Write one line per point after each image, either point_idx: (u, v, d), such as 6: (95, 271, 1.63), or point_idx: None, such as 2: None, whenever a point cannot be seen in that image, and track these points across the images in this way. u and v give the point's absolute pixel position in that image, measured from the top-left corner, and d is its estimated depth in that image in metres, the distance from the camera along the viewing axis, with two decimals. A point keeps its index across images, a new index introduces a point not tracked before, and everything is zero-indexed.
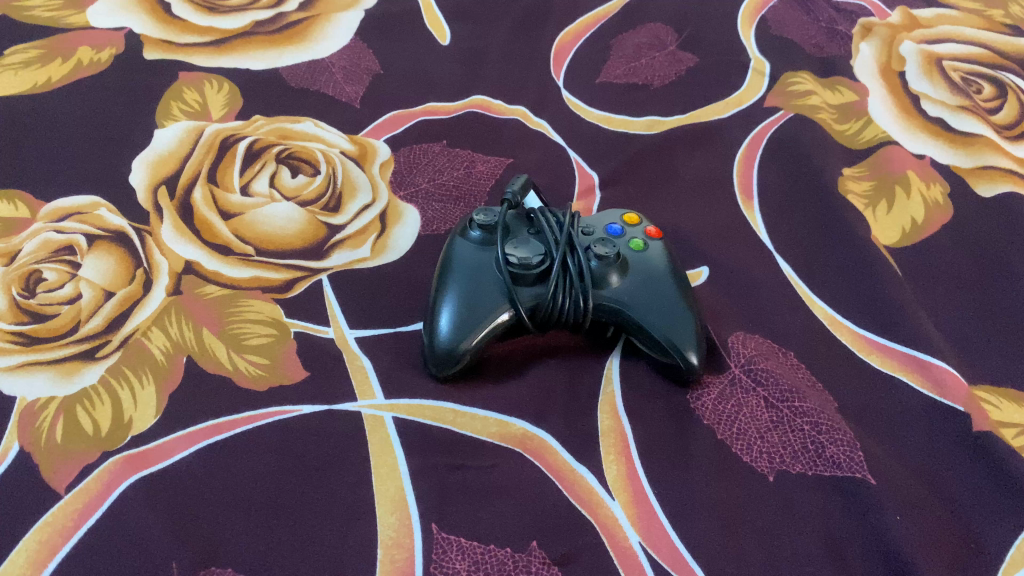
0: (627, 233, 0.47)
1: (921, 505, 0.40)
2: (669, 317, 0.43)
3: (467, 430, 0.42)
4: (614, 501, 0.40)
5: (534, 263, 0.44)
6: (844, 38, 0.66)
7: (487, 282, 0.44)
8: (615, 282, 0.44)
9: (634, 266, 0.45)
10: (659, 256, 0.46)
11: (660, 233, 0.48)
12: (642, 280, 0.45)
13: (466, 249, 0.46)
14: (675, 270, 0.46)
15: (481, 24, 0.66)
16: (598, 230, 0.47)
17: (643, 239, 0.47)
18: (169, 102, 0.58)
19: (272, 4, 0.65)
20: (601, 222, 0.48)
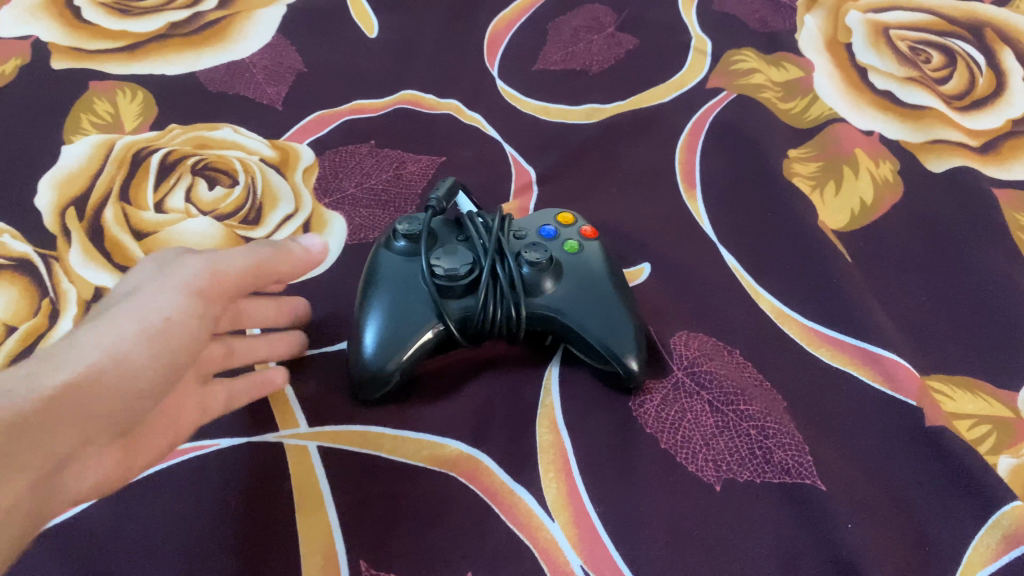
0: (561, 235, 0.45)
1: (874, 509, 0.38)
2: (608, 323, 0.41)
3: (397, 455, 0.40)
4: (554, 522, 0.38)
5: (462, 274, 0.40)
6: (788, 11, 0.63)
7: (414, 295, 0.41)
8: (550, 288, 0.42)
9: (569, 270, 0.43)
10: (595, 259, 0.44)
11: (595, 234, 0.45)
12: (579, 285, 0.42)
13: (390, 259, 0.42)
14: (613, 272, 0.44)
15: (412, 14, 0.63)
16: (530, 233, 0.44)
17: (578, 240, 0.44)
18: (78, 115, 0.55)
19: (189, 3, 0.62)
20: (533, 224, 0.45)
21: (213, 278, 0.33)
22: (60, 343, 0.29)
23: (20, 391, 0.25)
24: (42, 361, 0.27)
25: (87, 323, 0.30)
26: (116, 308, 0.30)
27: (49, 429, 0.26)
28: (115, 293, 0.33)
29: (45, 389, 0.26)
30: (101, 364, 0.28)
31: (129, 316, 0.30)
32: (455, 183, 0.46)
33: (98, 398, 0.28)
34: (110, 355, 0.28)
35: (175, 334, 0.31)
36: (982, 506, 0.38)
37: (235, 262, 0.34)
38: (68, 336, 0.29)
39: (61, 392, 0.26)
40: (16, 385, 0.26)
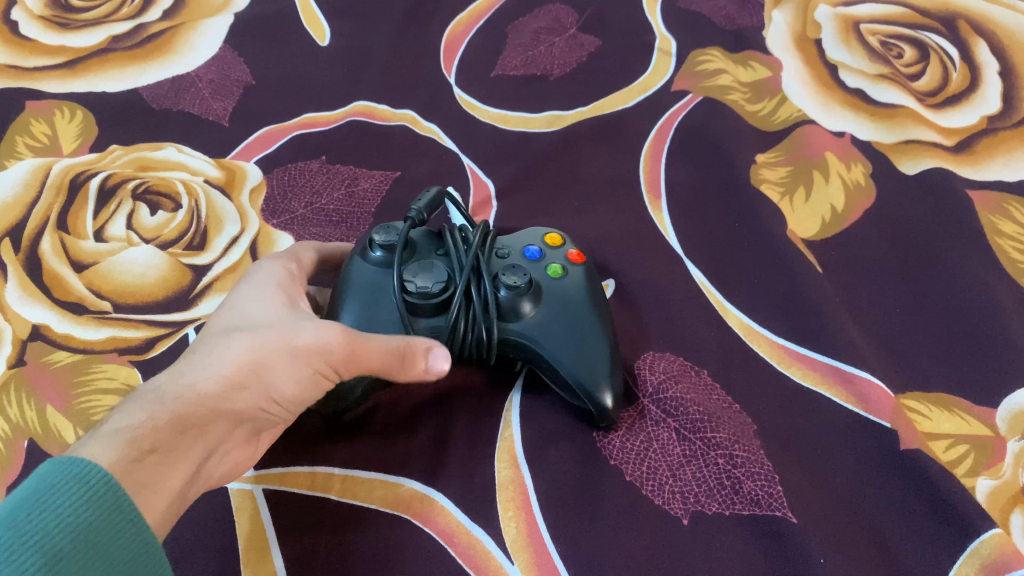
0: (547, 257, 0.41)
1: (847, 541, 0.36)
2: (585, 351, 0.38)
3: (349, 497, 0.38)
4: (513, 564, 0.36)
5: (437, 287, 0.37)
6: (755, 7, 0.61)
7: (380, 310, 0.38)
8: (529, 310, 0.39)
9: (548, 296, 0.40)
10: (579, 285, 0.41)
11: (584, 257, 0.42)
12: (559, 310, 0.39)
13: (362, 267, 0.39)
14: (598, 299, 0.41)
15: (365, 20, 0.61)
16: (513, 253, 0.41)
17: (564, 264, 0.41)
18: (15, 138, 0.52)
19: (132, 14, 0.59)
20: (517, 244, 0.42)
21: (353, 336, 0.33)
22: (217, 342, 0.32)
23: (178, 403, 0.29)
24: (190, 367, 0.31)
25: (235, 325, 0.33)
26: (268, 322, 0.33)
27: (194, 435, 0.30)
28: (280, 278, 0.37)
29: (194, 401, 0.30)
30: (244, 374, 0.31)
31: (279, 361, 0.32)
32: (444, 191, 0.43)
33: (230, 411, 0.31)
34: (255, 379, 0.32)
35: (283, 380, 0.33)
36: (959, 533, 0.36)
37: (376, 343, 0.33)
38: (222, 325, 0.34)
39: (205, 410, 0.30)
40: (182, 389, 0.30)
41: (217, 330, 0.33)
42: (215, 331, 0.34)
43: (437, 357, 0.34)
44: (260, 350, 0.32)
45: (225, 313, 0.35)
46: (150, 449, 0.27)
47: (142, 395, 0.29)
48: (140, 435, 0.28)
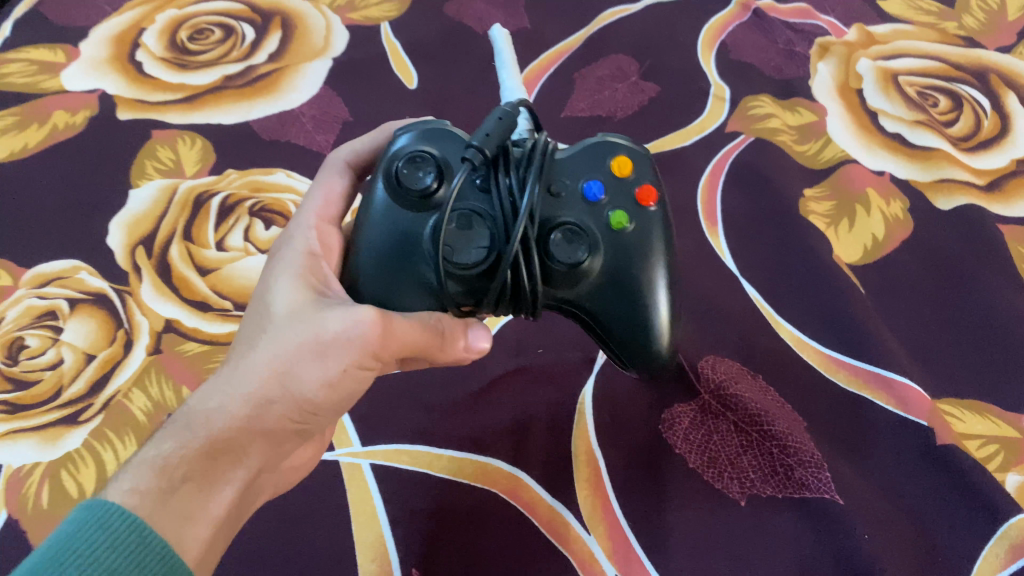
0: (610, 196, 0.34)
1: (889, 522, 0.41)
2: (639, 327, 0.34)
3: (444, 473, 0.43)
4: (590, 535, 0.42)
5: (477, 259, 0.31)
6: (801, 59, 0.66)
7: (407, 268, 0.32)
8: (587, 272, 0.33)
9: (608, 258, 0.33)
10: (643, 243, 0.34)
11: (656, 195, 0.34)
12: (620, 276, 0.34)
13: (389, 210, 0.33)
14: (663, 257, 0.34)
15: (447, 65, 0.67)
16: (570, 187, 0.33)
17: (629, 206, 0.34)
18: (143, 162, 0.59)
19: (242, 57, 0.66)
20: (579, 169, 0.34)
21: (389, 332, 0.31)
22: (241, 356, 0.32)
23: (206, 432, 0.29)
24: (216, 388, 0.31)
25: (257, 328, 0.33)
26: (290, 318, 0.33)
27: (233, 458, 0.30)
28: (298, 256, 0.36)
29: (221, 426, 0.30)
30: (272, 386, 0.31)
31: (308, 363, 0.32)
32: (512, 112, 0.32)
33: (266, 425, 0.31)
34: (283, 389, 0.31)
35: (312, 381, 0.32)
36: (989, 518, 0.41)
37: (409, 323, 0.32)
38: (244, 332, 0.33)
39: (234, 432, 0.30)
40: (209, 416, 0.30)
41: (242, 339, 0.33)
42: (239, 340, 0.33)
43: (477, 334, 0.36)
44: (286, 356, 0.31)
45: (247, 314, 0.34)
46: (181, 479, 0.28)
47: (168, 428, 0.30)
48: (171, 464, 0.28)
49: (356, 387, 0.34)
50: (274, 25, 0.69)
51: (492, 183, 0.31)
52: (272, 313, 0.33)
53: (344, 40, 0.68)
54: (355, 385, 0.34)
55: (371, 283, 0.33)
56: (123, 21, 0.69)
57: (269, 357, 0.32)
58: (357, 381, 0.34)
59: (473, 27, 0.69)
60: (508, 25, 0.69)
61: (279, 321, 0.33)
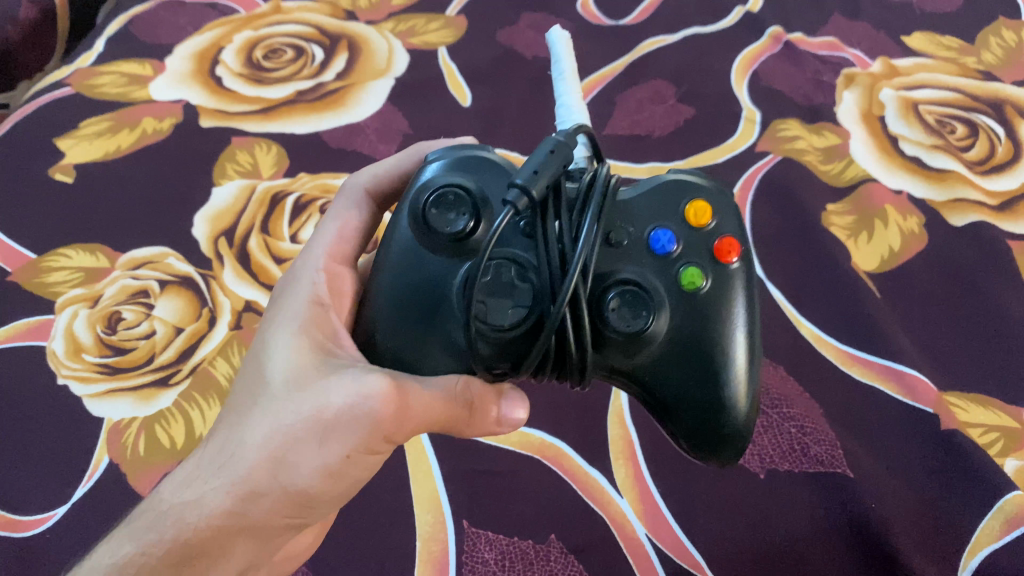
0: (681, 248, 0.31)
1: (894, 495, 0.46)
2: (698, 401, 0.32)
3: (492, 439, 0.48)
4: (623, 498, 0.47)
5: (515, 324, 0.28)
6: (828, 88, 0.71)
7: (435, 327, 0.31)
8: (648, 334, 0.30)
9: (669, 319, 0.31)
10: (709, 307, 0.31)
11: (738, 247, 0.31)
12: (682, 339, 0.31)
13: (420, 258, 0.31)
14: (737, 319, 0.31)
15: (499, 84, 0.72)
16: (637, 237, 0.31)
17: (704, 262, 0.31)
18: (224, 164, 0.65)
19: (313, 74, 0.71)
20: (646, 215, 0.31)
21: (391, 414, 0.32)
22: (236, 433, 0.34)
23: (180, 532, 0.32)
24: (216, 474, 0.33)
25: (256, 396, 0.35)
26: (289, 393, 0.34)
27: (220, 549, 0.32)
28: (307, 311, 0.37)
29: (198, 524, 0.32)
30: (267, 471, 0.33)
31: (301, 450, 0.33)
32: (567, 147, 0.28)
33: (263, 509, 0.33)
34: (274, 477, 0.33)
35: (306, 468, 0.33)
36: (986, 494, 0.46)
37: (429, 397, 0.32)
38: (244, 397, 0.35)
39: (216, 527, 0.32)
40: (185, 513, 0.32)
41: (241, 405, 0.35)
42: (239, 405, 0.35)
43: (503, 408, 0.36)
44: (280, 440, 0.33)
45: (248, 371, 0.36)
46: None
47: (146, 522, 0.33)
48: (148, 567, 0.31)
49: (360, 474, 0.35)
50: (341, 47, 0.73)
51: (538, 230, 0.28)
52: (271, 381, 0.35)
53: (405, 61, 0.73)
54: (360, 467, 0.35)
55: (396, 340, 0.32)
56: (203, 39, 0.74)
57: (267, 441, 0.33)
58: (362, 463, 0.34)
59: (523, 52, 0.74)
60: None
61: (278, 394, 0.34)
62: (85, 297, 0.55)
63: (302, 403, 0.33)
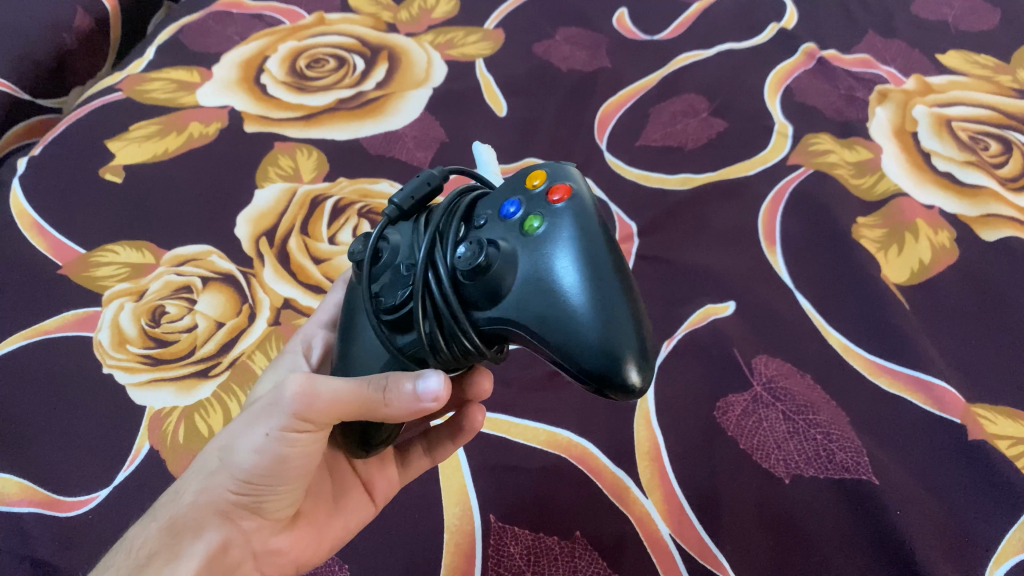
0: (526, 209, 0.33)
1: (920, 503, 0.47)
2: (572, 330, 0.30)
3: (521, 438, 0.51)
4: (647, 499, 0.48)
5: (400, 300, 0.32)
6: (861, 104, 0.71)
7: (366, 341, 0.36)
8: (510, 289, 0.31)
9: (524, 262, 0.31)
10: (555, 237, 0.31)
11: (567, 190, 0.33)
12: (537, 273, 0.31)
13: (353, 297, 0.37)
14: (592, 247, 0.31)
15: (534, 96, 0.73)
16: (489, 216, 0.33)
17: (542, 209, 0.32)
18: (266, 168, 0.66)
19: (353, 84, 0.72)
20: (501, 199, 0.34)
21: (300, 401, 0.33)
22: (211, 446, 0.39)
23: (165, 516, 0.37)
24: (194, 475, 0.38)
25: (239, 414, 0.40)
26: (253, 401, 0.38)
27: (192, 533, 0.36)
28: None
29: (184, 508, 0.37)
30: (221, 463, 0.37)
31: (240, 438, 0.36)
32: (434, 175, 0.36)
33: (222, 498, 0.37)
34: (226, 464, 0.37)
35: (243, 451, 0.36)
36: (1011, 506, 0.47)
37: (333, 387, 0.33)
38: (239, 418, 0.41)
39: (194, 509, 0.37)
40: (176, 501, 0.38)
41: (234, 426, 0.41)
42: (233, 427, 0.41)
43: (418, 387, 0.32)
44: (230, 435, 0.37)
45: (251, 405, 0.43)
46: (144, 555, 0.34)
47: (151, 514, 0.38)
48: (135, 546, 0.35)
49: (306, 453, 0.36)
50: (381, 58, 0.75)
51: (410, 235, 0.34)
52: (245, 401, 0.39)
53: (443, 72, 0.74)
54: (298, 454, 0.36)
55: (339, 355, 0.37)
56: (249, 49, 0.76)
57: (225, 440, 0.38)
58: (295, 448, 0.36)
59: (559, 65, 0.75)
60: (589, 65, 0.75)
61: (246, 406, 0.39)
62: (131, 291, 0.57)
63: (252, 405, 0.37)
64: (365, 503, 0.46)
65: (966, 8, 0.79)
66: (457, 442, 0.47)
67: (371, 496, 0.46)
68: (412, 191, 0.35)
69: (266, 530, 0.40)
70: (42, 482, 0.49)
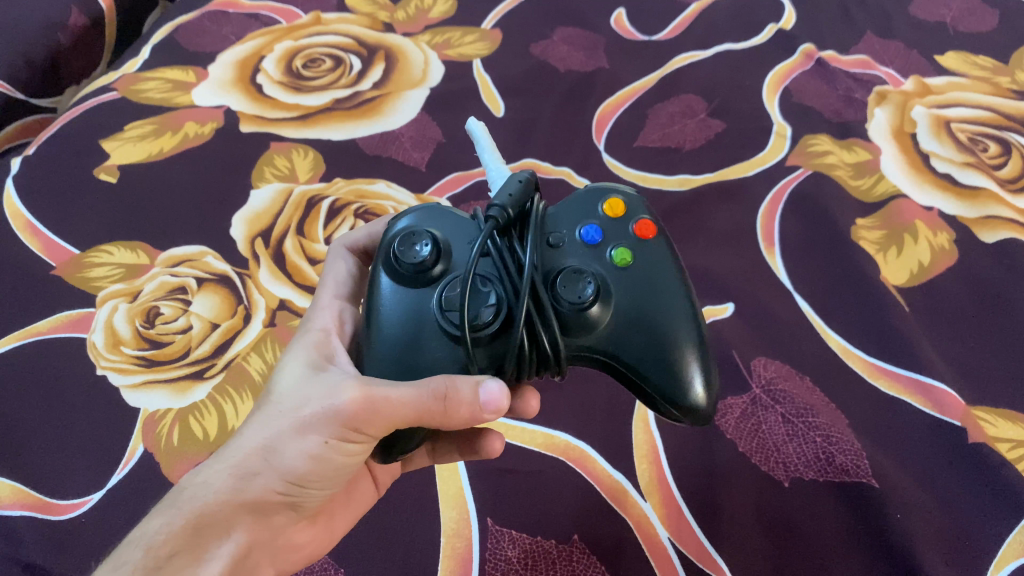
0: (608, 238, 0.36)
1: (920, 506, 0.47)
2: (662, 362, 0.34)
3: (517, 441, 0.50)
4: (646, 502, 0.48)
5: (490, 317, 0.32)
6: (860, 105, 0.71)
7: (423, 339, 0.34)
8: (597, 319, 0.34)
9: (616, 295, 0.35)
10: (645, 275, 0.35)
11: (652, 228, 0.37)
12: (628, 307, 0.35)
13: (394, 290, 0.34)
14: (674, 290, 0.35)
15: (532, 96, 0.73)
16: (569, 237, 0.36)
17: (629, 243, 0.36)
18: (262, 168, 0.66)
19: (350, 84, 0.72)
20: (576, 220, 0.37)
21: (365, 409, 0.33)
22: (237, 436, 0.38)
23: (191, 508, 0.35)
24: (216, 464, 0.37)
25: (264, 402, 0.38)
26: (286, 396, 0.37)
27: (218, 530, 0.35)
28: (313, 337, 0.40)
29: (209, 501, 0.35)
30: (255, 461, 0.36)
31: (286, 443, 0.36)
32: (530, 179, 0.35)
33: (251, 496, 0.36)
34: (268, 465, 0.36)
35: (294, 458, 0.36)
36: (1011, 509, 0.47)
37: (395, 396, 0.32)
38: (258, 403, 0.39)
39: (221, 506, 0.35)
40: (197, 492, 0.36)
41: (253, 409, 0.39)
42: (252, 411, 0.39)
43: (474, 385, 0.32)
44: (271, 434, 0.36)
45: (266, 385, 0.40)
46: (167, 554, 0.33)
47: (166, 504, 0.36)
48: (157, 544, 0.33)
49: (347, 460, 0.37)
50: (378, 58, 0.75)
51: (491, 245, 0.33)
52: (274, 392, 0.38)
53: (440, 72, 0.74)
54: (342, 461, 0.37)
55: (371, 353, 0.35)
56: (245, 48, 0.76)
57: (259, 435, 0.37)
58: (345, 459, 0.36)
59: (556, 66, 0.75)
60: (587, 66, 0.75)
61: (279, 398, 0.38)
62: (125, 292, 0.57)
63: (296, 405, 0.36)
64: (367, 487, 0.46)
65: (964, 9, 0.79)
66: (466, 454, 0.47)
67: (373, 480, 0.46)
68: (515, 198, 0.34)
69: (286, 527, 0.40)
70: (34, 485, 0.49)
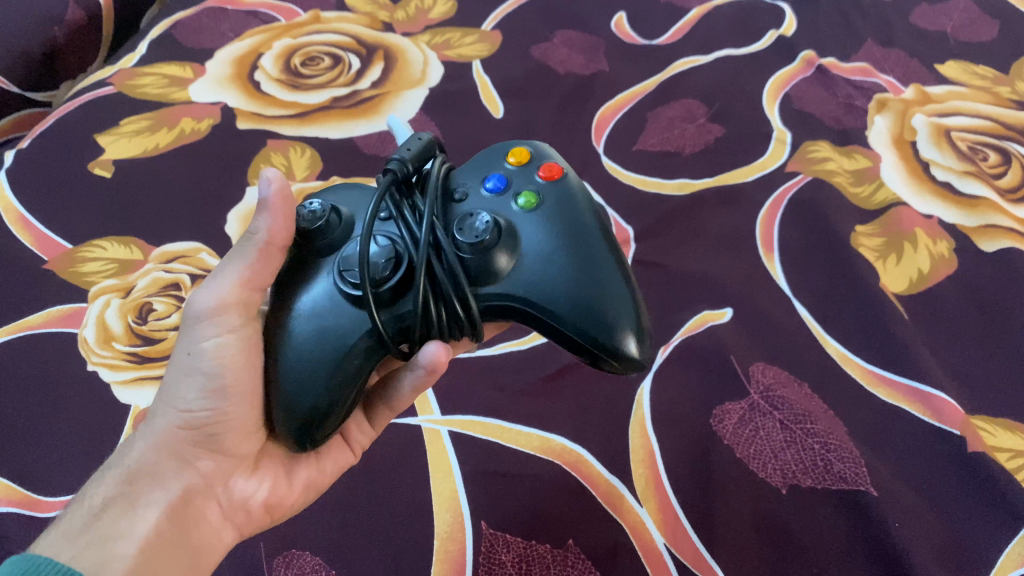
0: (512, 186, 0.39)
1: (918, 516, 0.46)
2: (586, 309, 0.35)
3: (513, 443, 0.50)
4: (642, 507, 0.47)
5: (387, 271, 0.35)
6: (859, 112, 0.71)
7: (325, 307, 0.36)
8: (503, 268, 0.36)
9: (526, 242, 0.37)
10: (557, 211, 0.38)
11: (554, 170, 0.39)
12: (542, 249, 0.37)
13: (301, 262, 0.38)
14: (584, 229, 0.38)
15: (531, 98, 0.72)
16: (476, 191, 0.39)
17: (536, 186, 0.39)
18: (259, 165, 0.65)
19: (348, 82, 0.71)
20: (479, 175, 0.40)
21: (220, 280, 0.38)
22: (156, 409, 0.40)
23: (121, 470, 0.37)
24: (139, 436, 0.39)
25: None
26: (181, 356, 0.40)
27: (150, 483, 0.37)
28: None
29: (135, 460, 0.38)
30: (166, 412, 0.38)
31: (175, 372, 0.39)
32: (431, 138, 0.39)
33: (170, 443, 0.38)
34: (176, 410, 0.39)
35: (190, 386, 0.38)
36: (1011, 520, 0.46)
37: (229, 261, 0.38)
38: None
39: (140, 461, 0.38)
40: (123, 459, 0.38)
41: None
42: None
43: (261, 216, 0.37)
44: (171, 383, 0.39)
45: None
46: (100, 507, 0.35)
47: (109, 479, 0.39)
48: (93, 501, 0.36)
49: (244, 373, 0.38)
50: (377, 57, 0.74)
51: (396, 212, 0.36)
52: None
53: (439, 72, 0.74)
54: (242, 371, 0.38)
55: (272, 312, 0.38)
56: (243, 45, 0.75)
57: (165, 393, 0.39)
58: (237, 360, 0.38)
59: (556, 68, 0.75)
60: (587, 69, 0.75)
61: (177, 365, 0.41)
62: (117, 287, 0.56)
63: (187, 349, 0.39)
64: (344, 454, 0.46)
65: (965, 19, 0.79)
66: (394, 409, 0.46)
67: (349, 447, 0.46)
68: (413, 154, 0.37)
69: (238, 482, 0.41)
70: (22, 481, 0.48)
